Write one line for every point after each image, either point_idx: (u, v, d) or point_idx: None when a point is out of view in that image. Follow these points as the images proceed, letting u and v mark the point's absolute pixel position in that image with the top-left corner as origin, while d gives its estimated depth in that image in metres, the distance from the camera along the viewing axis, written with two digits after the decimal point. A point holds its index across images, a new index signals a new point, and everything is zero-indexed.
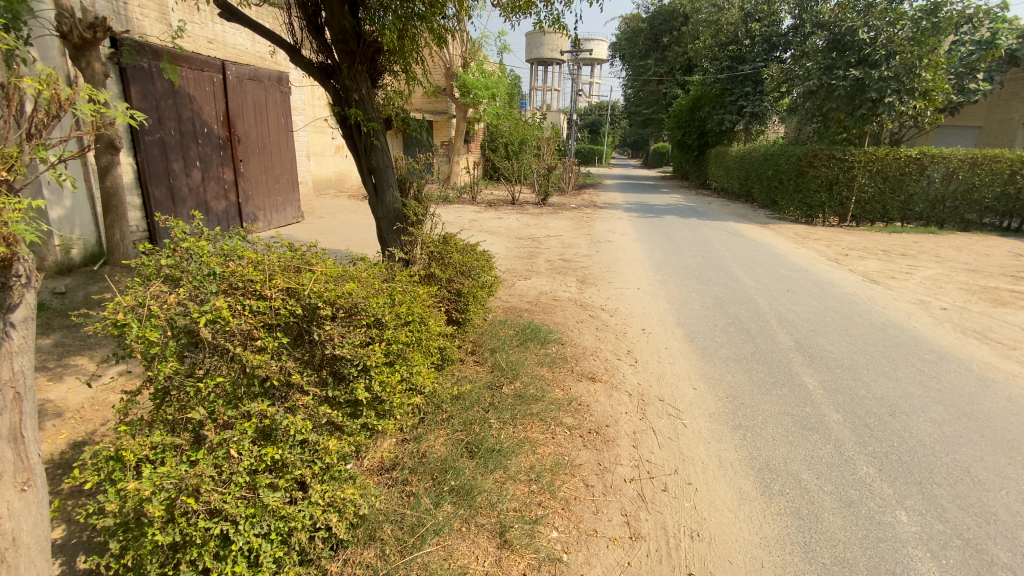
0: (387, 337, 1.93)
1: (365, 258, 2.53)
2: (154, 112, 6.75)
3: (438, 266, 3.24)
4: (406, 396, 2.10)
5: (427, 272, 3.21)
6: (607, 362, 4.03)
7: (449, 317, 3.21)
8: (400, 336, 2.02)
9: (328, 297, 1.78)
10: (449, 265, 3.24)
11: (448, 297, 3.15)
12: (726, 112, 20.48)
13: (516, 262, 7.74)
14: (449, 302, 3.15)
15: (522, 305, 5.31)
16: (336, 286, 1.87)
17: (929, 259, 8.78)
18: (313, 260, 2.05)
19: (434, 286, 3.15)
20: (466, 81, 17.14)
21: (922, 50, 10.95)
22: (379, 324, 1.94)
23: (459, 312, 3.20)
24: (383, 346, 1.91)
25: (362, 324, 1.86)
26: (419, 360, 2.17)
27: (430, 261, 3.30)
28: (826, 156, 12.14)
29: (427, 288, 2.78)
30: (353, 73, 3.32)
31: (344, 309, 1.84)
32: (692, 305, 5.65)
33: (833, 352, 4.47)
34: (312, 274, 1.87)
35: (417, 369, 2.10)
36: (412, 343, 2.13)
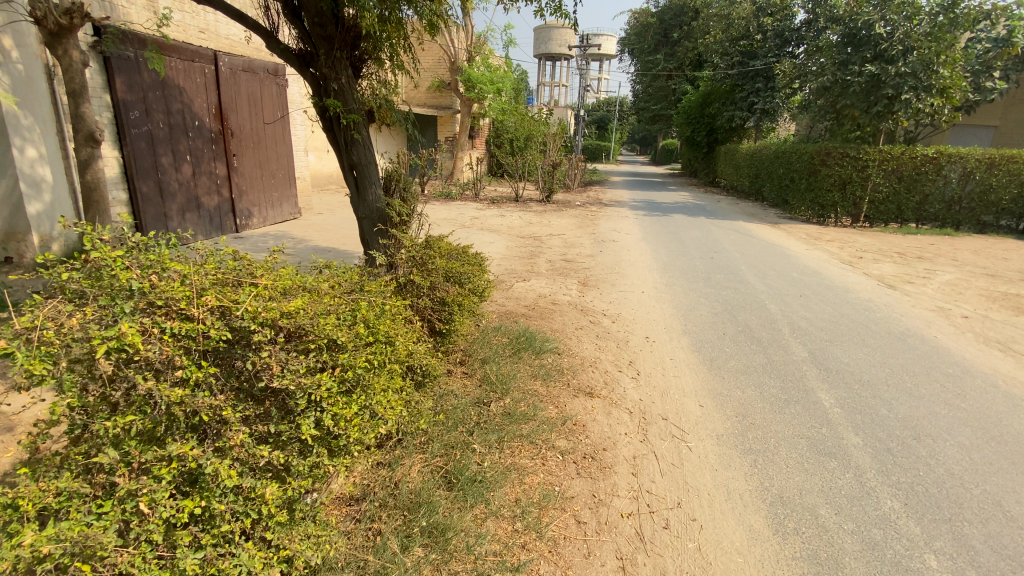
0: (342, 363, 1.66)
1: (331, 267, 2.27)
2: (139, 103, 6.50)
3: (419, 272, 2.96)
4: (368, 427, 1.84)
5: (405, 279, 2.92)
6: (607, 375, 3.74)
7: (431, 327, 2.94)
8: (360, 359, 1.72)
9: (266, 318, 1.50)
10: (432, 270, 2.97)
11: (429, 306, 2.88)
12: (736, 108, 20.04)
13: (515, 262, 7.46)
14: (432, 310, 2.89)
15: (518, 310, 5.03)
16: (281, 303, 1.59)
17: (946, 263, 8.42)
18: (261, 272, 1.78)
19: (416, 293, 2.88)
20: (470, 75, 16.83)
21: (940, 46, 10.54)
22: (334, 347, 1.66)
23: (442, 321, 2.93)
24: (337, 372, 1.64)
25: (311, 349, 1.59)
26: (385, 385, 1.89)
27: (411, 267, 3.02)
28: (840, 155, 11.74)
29: (402, 299, 2.51)
30: (330, 60, 3.05)
31: (288, 331, 1.57)
32: (699, 311, 5.35)
33: (849, 365, 4.16)
34: (254, 289, 1.60)
35: (380, 397, 1.84)
36: (377, 365, 1.84)
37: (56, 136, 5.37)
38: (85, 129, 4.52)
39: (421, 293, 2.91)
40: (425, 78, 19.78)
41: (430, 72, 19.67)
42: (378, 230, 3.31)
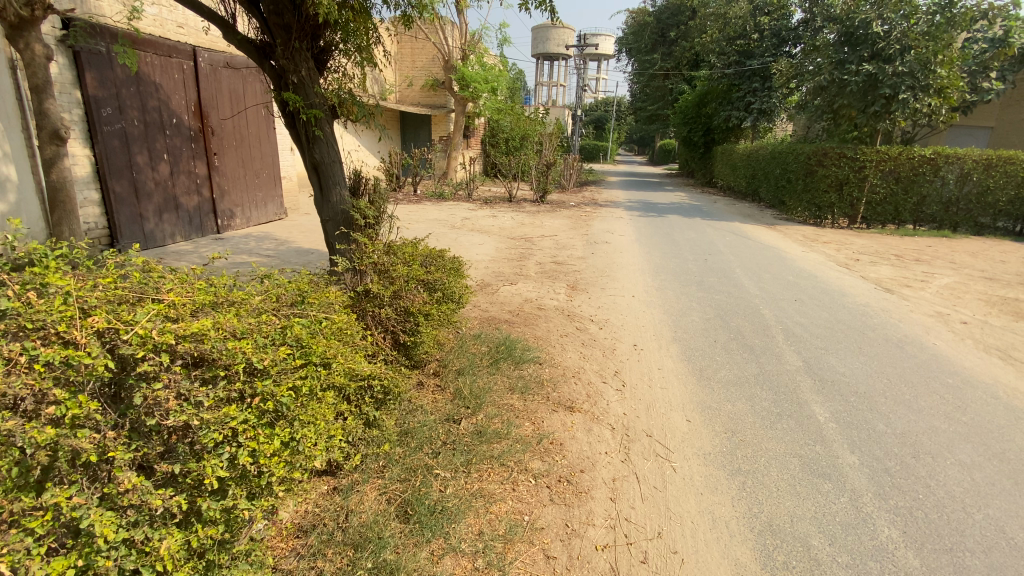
0: (259, 391, 1.55)
1: (270, 280, 2.13)
2: (112, 100, 6.29)
3: (381, 281, 2.74)
4: (298, 459, 1.69)
5: (364, 289, 2.70)
6: (590, 388, 3.53)
7: (394, 339, 2.74)
8: (285, 386, 1.61)
9: (158, 342, 1.39)
10: (394, 278, 2.75)
11: (391, 317, 2.67)
12: (733, 109, 19.86)
13: (504, 265, 7.25)
14: (395, 322, 2.68)
15: (502, 315, 4.83)
16: (183, 326, 1.47)
17: (944, 266, 8.24)
18: (172, 292, 1.66)
19: (377, 304, 2.66)
20: (464, 74, 16.61)
21: (938, 45, 10.36)
22: (252, 374, 1.56)
23: (407, 332, 2.72)
24: (252, 403, 1.53)
25: (218, 376, 1.49)
26: (317, 416, 1.73)
27: (373, 275, 2.80)
28: (837, 155, 11.57)
29: (353, 316, 2.32)
30: (289, 51, 2.85)
31: (191, 357, 1.46)
32: (690, 317, 5.15)
33: (844, 375, 3.97)
34: (151, 310, 1.50)
35: (309, 428, 1.69)
36: (307, 392, 1.72)
37: (20, 133, 5.15)
38: (50, 127, 4.23)
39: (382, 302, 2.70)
40: (419, 76, 19.56)
41: (424, 70, 19.43)
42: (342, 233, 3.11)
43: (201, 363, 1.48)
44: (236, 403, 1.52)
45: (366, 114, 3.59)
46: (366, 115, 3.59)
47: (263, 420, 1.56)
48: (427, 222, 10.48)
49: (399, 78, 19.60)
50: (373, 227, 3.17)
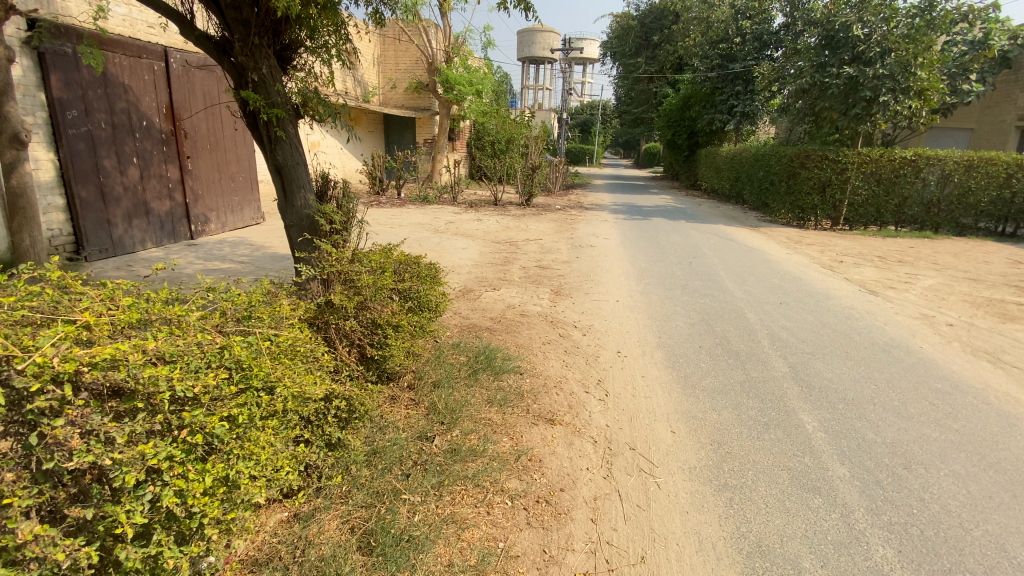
0: (188, 423, 1.44)
1: (215, 293, 2.01)
2: (78, 102, 6.02)
3: (346, 290, 2.55)
4: (234, 495, 1.58)
5: (325, 300, 2.51)
6: (572, 399, 3.39)
7: (360, 353, 2.57)
8: (219, 416, 1.50)
9: (64, 374, 1.27)
10: (360, 288, 2.57)
11: (357, 329, 2.50)
12: (717, 112, 19.98)
13: (487, 270, 7.10)
14: (362, 334, 2.51)
15: (483, 323, 4.68)
16: (93, 352, 1.36)
17: (927, 267, 8.27)
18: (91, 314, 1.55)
19: (338, 317, 2.47)
20: (448, 76, 16.46)
21: (917, 48, 10.47)
22: (180, 405, 1.45)
23: (372, 345, 2.56)
24: (179, 438, 1.43)
25: (140, 409, 1.39)
26: (253, 450, 1.62)
27: (337, 285, 2.62)
28: (819, 157, 11.65)
29: (309, 333, 2.16)
30: (248, 46, 2.68)
31: (105, 388, 1.36)
32: (674, 321, 5.06)
33: (830, 381, 3.90)
34: (60, 336, 1.38)
35: (243, 461, 1.58)
36: (244, 420, 1.60)
37: None
38: (9, 130, 3.97)
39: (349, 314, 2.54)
40: (403, 79, 19.36)
41: (408, 73, 19.25)
42: (308, 238, 2.95)
43: (119, 393, 1.38)
44: (159, 436, 1.41)
45: (334, 113, 3.43)
46: (335, 115, 3.42)
47: (191, 456, 1.46)
48: (410, 226, 10.30)
49: (383, 81, 19.40)
50: (340, 233, 3.01)
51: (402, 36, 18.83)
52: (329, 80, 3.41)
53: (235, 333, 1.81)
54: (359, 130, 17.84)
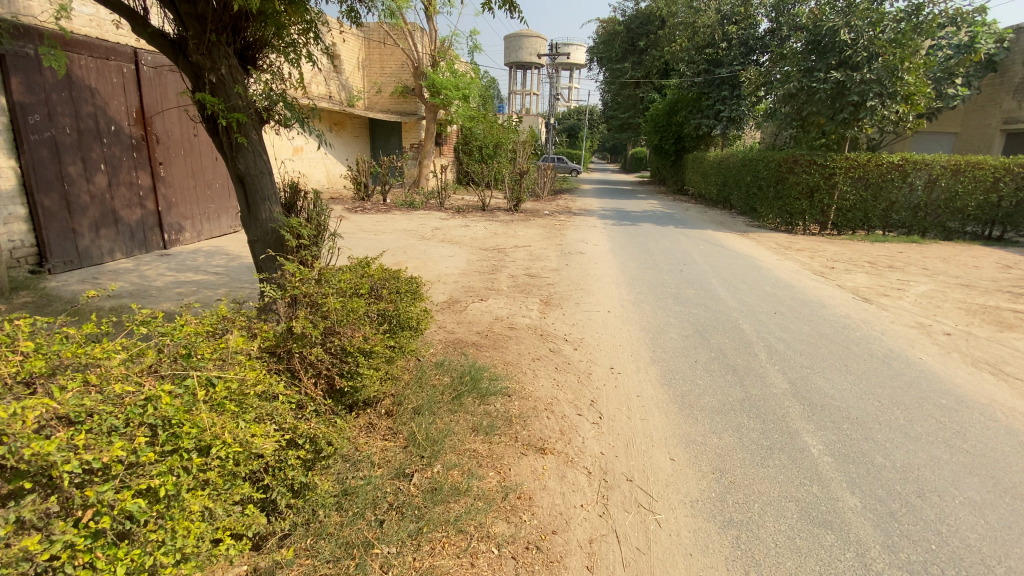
0: (95, 500, 1.27)
1: (150, 331, 1.82)
2: (41, 106, 5.68)
3: (310, 316, 2.31)
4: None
5: (287, 327, 2.25)
6: (564, 422, 3.17)
7: (329, 384, 2.33)
8: (131, 490, 1.32)
9: None
10: (326, 314, 2.33)
11: (324, 358, 2.25)
12: (703, 116, 19.99)
13: (474, 279, 6.87)
14: (330, 363, 2.27)
15: (469, 338, 4.44)
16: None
17: (918, 273, 8.21)
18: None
19: (299, 346, 2.21)
20: (435, 80, 16.22)
21: (904, 52, 10.53)
22: (85, 478, 1.29)
23: (341, 374, 2.32)
24: (84, 517, 1.26)
25: (37, 486, 1.23)
26: (186, 523, 1.44)
27: (302, 310, 2.37)
28: (807, 162, 11.56)
29: (261, 373, 1.92)
30: (203, 44, 2.46)
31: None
32: (667, 334, 4.87)
33: (832, 399, 3.72)
34: None
35: (171, 538, 1.40)
36: (167, 492, 1.41)
37: None
38: None
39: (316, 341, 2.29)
40: (388, 83, 19.11)
41: (394, 76, 18.98)
42: (274, 254, 2.72)
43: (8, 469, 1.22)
44: (62, 517, 1.25)
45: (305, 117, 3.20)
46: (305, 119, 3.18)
47: (101, 540, 1.28)
48: (395, 234, 10.05)
49: (368, 85, 19.11)
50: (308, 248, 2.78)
51: (387, 39, 18.57)
52: (297, 82, 3.18)
53: (167, 381, 1.62)
54: (344, 134, 17.52)
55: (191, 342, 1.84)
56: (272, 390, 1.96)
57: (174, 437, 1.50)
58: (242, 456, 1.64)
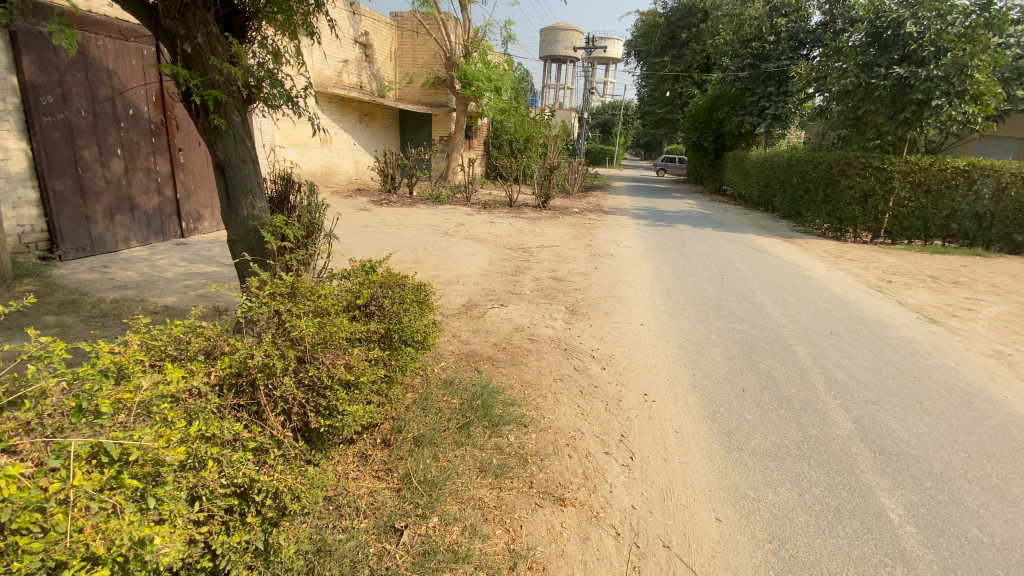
0: None
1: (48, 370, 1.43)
2: (54, 87, 5.50)
3: (279, 341, 1.91)
4: None
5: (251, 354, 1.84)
6: (588, 464, 2.70)
7: (303, 422, 1.93)
8: None
9: None
10: (298, 339, 1.93)
11: (295, 393, 1.84)
12: (746, 113, 19.00)
13: (496, 281, 6.44)
14: (305, 395, 1.89)
15: (485, 350, 4.00)
16: None
17: (989, 291, 7.37)
18: None
19: (263, 381, 1.79)
20: (467, 71, 15.79)
21: (974, 49, 9.57)
22: None
23: (317, 408, 1.94)
24: None
25: None
26: None
27: (272, 332, 1.98)
28: (862, 164, 10.68)
29: (196, 424, 1.51)
30: (176, 7, 2.16)
31: None
32: (709, 354, 4.33)
33: (908, 446, 3.14)
34: None
35: None
36: None
37: None
38: None
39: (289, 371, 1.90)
40: (420, 74, 18.80)
41: (426, 67, 18.65)
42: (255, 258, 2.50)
43: None
44: None
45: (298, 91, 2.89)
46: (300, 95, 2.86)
47: None
48: (417, 228, 9.70)
49: (400, 75, 18.84)
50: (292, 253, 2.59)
51: (420, 29, 18.24)
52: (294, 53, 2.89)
53: (43, 451, 1.22)
54: (373, 125, 17.39)
55: (101, 388, 1.45)
56: (217, 441, 1.56)
57: (32, 539, 1.09)
58: (146, 550, 1.23)
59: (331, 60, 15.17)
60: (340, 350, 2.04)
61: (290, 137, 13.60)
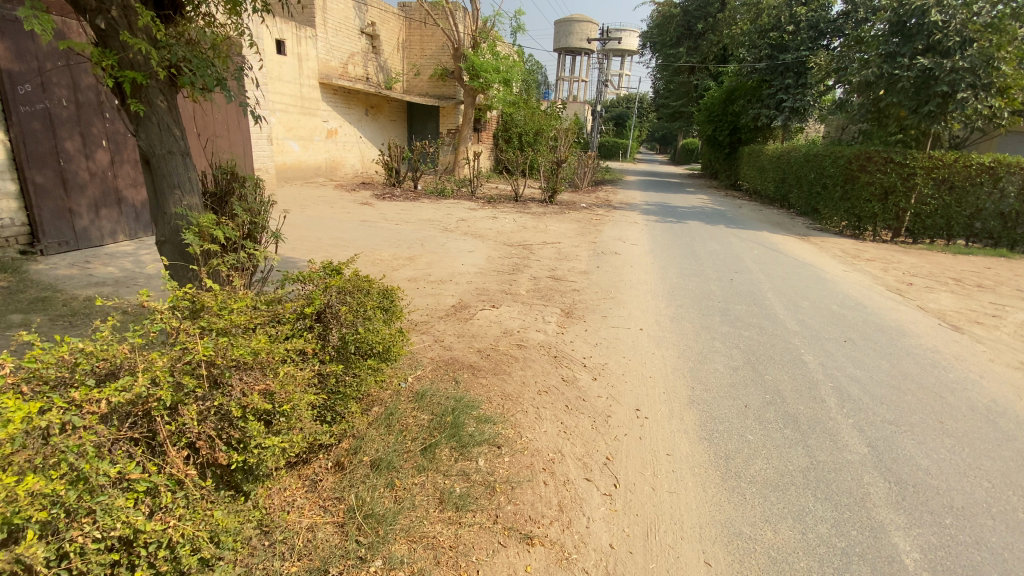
0: None
1: None
2: (33, 76, 5.31)
3: (179, 365, 1.64)
4: None
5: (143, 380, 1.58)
6: (565, 493, 2.43)
7: (212, 458, 1.67)
8: None
9: None
10: (208, 360, 1.67)
11: (195, 426, 1.57)
12: (763, 106, 18.37)
13: (491, 279, 6.16)
14: (212, 425, 1.63)
15: (467, 357, 3.72)
16: None
17: (1017, 295, 6.91)
18: None
19: (160, 411, 1.54)
20: (474, 62, 15.42)
21: (1002, 39, 9.02)
22: None
23: (230, 440, 1.68)
24: None
25: None
26: None
27: (174, 349, 1.71)
28: (882, 160, 10.16)
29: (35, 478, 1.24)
30: None
31: None
32: (711, 364, 4.01)
33: (928, 475, 2.80)
34: None
35: None
36: None
37: None
38: None
39: (194, 397, 1.63)
40: (428, 65, 18.50)
41: (433, 59, 18.33)
42: (172, 261, 2.50)
43: None
44: None
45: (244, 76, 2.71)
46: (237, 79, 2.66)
47: None
48: (416, 224, 9.45)
49: (407, 67, 18.55)
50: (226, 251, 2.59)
51: (428, 20, 17.91)
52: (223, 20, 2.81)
53: None
54: (380, 117, 17.19)
55: None
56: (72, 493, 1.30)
57: None
58: None
59: (336, 51, 14.93)
60: (261, 370, 1.77)
61: (294, 130, 13.45)
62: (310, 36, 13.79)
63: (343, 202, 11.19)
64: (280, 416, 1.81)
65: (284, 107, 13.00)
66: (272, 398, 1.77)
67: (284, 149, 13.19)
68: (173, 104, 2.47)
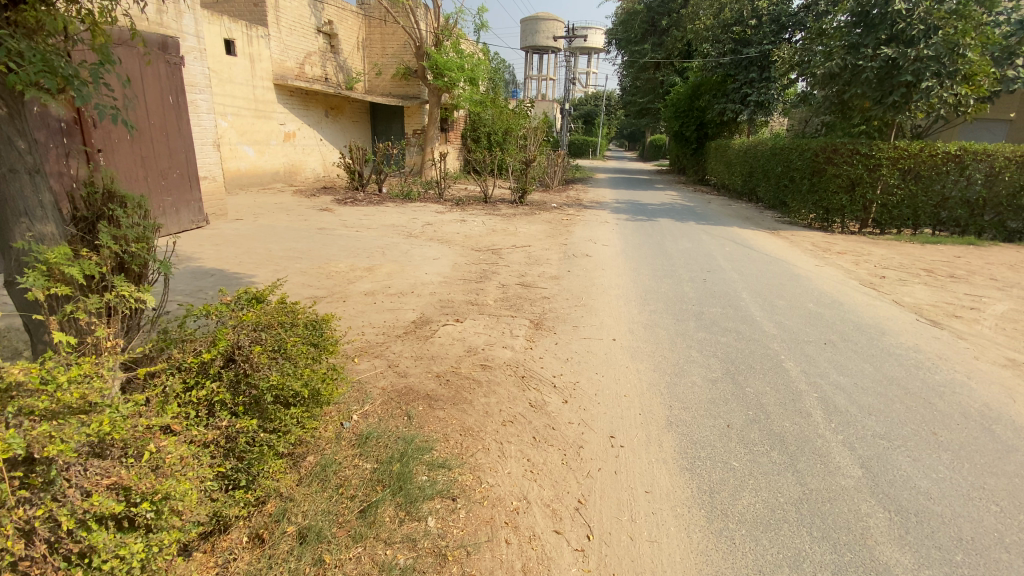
0: None
1: None
2: None
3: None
4: None
5: None
6: (530, 553, 2.09)
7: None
8: None
9: None
10: (35, 456, 1.32)
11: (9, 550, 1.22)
12: (728, 100, 18.41)
13: (456, 290, 5.78)
14: (42, 540, 1.30)
15: (424, 385, 3.33)
16: None
17: (989, 285, 6.89)
18: None
19: None
20: (438, 60, 14.93)
21: (967, 25, 9.01)
22: None
23: (72, 554, 1.35)
24: None
25: None
26: None
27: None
28: (849, 151, 10.16)
29: None
30: None
31: None
32: (688, 377, 3.73)
33: (929, 501, 2.58)
34: None
35: None
36: None
37: None
38: None
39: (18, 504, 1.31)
40: (390, 64, 17.94)
41: (395, 57, 17.77)
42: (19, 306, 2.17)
43: None
44: None
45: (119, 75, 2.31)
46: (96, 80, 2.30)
47: None
48: (379, 230, 8.99)
49: (368, 66, 17.98)
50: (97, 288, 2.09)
51: (388, 17, 17.35)
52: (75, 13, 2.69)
53: None
54: (341, 119, 16.58)
55: None
56: None
57: None
58: None
59: (292, 50, 14.23)
60: (111, 461, 1.48)
61: (247, 134, 12.78)
62: (262, 35, 13.09)
63: (303, 209, 10.62)
64: (146, 511, 1.47)
65: (236, 110, 12.31)
66: (128, 493, 1.45)
67: (238, 154, 12.50)
68: (17, 110, 2.12)
